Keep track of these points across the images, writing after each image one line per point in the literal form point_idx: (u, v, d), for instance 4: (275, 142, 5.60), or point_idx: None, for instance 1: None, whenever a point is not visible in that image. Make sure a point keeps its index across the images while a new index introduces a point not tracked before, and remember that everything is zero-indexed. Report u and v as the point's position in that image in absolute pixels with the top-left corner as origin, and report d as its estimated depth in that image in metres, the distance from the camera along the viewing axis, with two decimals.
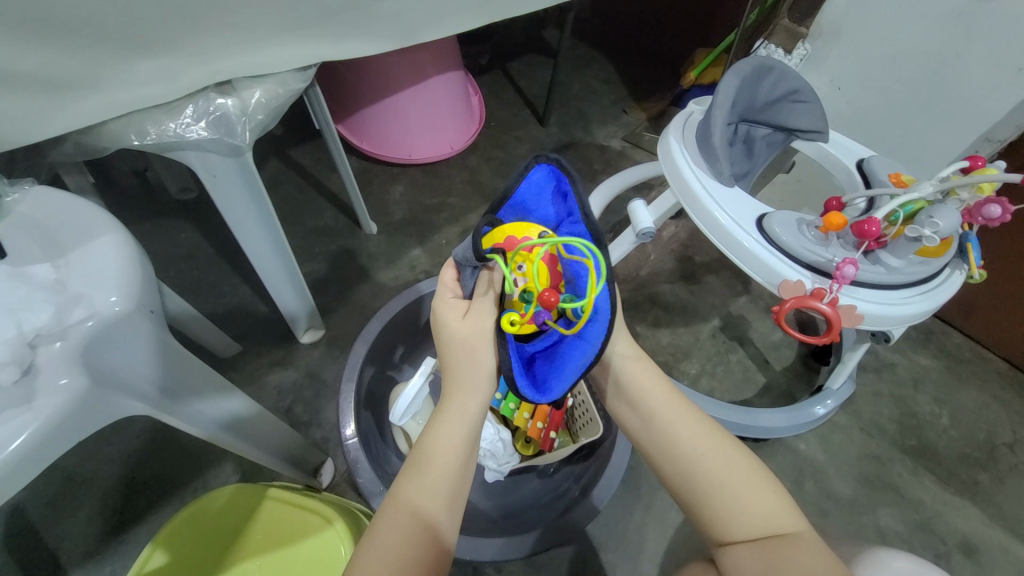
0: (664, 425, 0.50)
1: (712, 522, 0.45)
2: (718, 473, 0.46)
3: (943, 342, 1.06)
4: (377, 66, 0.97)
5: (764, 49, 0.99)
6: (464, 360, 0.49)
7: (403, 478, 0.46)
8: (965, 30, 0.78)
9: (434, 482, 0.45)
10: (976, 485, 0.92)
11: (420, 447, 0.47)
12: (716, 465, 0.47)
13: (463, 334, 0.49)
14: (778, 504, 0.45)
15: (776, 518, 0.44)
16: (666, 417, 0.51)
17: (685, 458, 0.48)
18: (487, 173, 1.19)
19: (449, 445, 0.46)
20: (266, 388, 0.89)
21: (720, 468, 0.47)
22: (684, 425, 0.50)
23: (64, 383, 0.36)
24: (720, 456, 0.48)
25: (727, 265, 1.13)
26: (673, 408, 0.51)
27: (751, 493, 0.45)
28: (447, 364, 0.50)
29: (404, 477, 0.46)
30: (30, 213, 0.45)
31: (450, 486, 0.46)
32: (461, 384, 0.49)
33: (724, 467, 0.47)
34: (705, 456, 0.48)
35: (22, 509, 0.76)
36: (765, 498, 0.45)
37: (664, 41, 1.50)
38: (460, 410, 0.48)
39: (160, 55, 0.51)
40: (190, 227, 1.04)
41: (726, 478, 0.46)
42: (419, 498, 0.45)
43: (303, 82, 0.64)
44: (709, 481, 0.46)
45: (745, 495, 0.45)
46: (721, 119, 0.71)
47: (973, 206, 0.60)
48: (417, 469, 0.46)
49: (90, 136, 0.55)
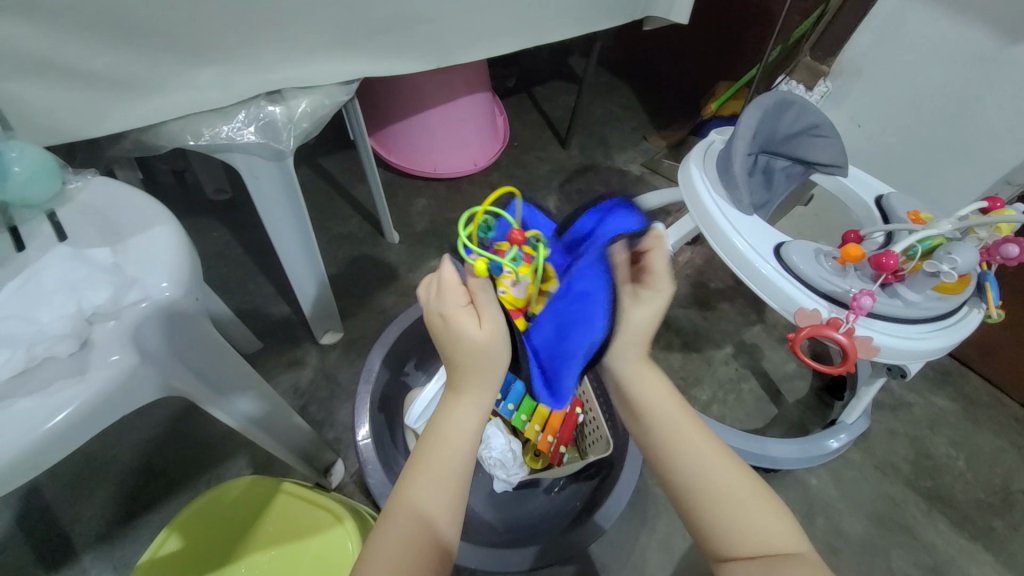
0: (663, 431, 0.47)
1: (713, 535, 0.43)
2: (718, 485, 0.44)
3: (961, 384, 1.05)
4: (410, 83, 1.02)
5: (785, 84, 1.04)
6: (466, 350, 0.44)
7: (412, 478, 0.44)
8: (987, 74, 0.80)
9: (435, 479, 0.43)
10: (992, 532, 0.90)
11: (429, 435, 0.45)
12: (716, 475, 0.45)
13: (457, 333, 0.44)
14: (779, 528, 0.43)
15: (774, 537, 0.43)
16: (672, 423, 0.48)
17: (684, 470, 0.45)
18: (509, 190, 1.23)
19: (456, 433, 0.45)
20: (283, 387, 0.91)
21: (722, 479, 0.45)
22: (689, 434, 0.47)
23: (114, 359, 0.38)
24: (720, 466, 0.46)
25: (742, 293, 1.14)
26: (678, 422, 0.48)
27: (751, 505, 0.44)
28: (450, 357, 0.46)
29: (410, 475, 0.44)
30: (90, 200, 0.48)
31: (451, 473, 0.44)
32: (466, 377, 0.45)
33: (724, 481, 0.45)
34: (709, 470, 0.45)
35: (41, 488, 0.78)
36: (759, 510, 0.44)
37: (687, 73, 1.54)
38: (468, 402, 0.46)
39: (219, 63, 0.55)
40: (222, 227, 1.08)
41: (726, 489, 0.44)
42: (426, 497, 0.43)
43: (346, 95, 0.67)
44: (709, 493, 0.44)
45: (746, 507, 0.44)
46: (742, 149, 0.73)
47: (991, 245, 0.61)
48: (422, 465, 0.44)
49: (148, 133, 0.59)
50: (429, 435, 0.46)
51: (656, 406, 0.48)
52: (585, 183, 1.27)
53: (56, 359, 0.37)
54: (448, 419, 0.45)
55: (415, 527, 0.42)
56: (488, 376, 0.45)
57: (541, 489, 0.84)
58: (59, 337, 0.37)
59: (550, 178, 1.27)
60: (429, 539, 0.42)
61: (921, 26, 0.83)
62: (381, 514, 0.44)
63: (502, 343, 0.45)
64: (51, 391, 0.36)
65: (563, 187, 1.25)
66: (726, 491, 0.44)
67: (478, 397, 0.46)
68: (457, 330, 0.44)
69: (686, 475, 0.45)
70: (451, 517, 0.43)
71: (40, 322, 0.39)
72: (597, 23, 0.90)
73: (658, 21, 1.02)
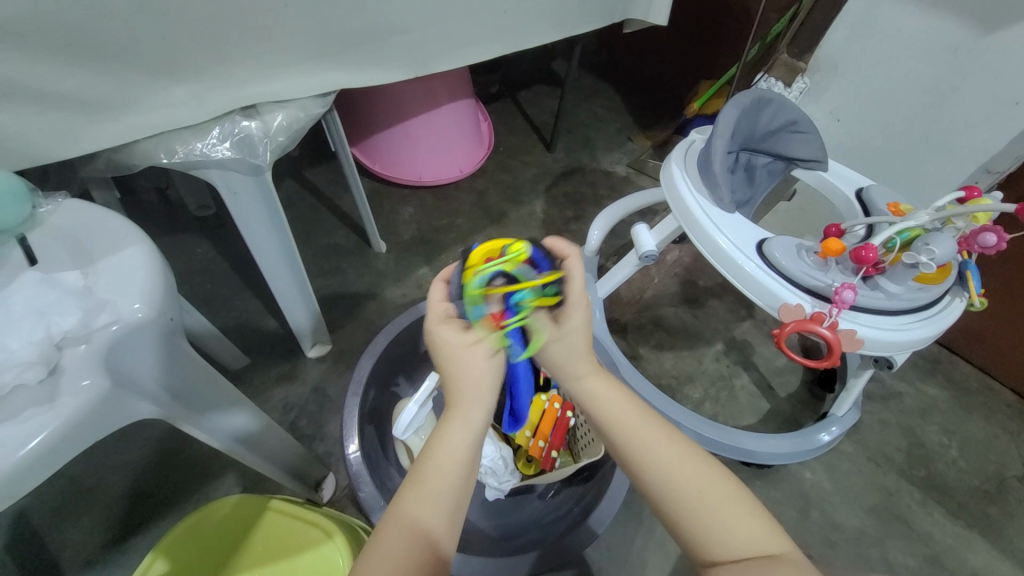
0: (631, 449, 0.47)
1: (695, 541, 0.43)
2: (691, 489, 0.44)
3: (950, 372, 1.06)
4: (391, 93, 1.02)
5: (764, 81, 1.02)
6: (465, 383, 0.48)
7: (406, 493, 0.44)
8: (962, 65, 0.81)
9: (435, 499, 0.43)
10: (987, 519, 0.90)
11: (426, 455, 0.45)
12: (689, 481, 0.45)
13: (469, 355, 0.48)
14: (757, 527, 0.43)
15: (756, 538, 0.42)
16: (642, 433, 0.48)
17: (653, 477, 0.46)
18: (495, 195, 1.23)
19: (453, 454, 0.45)
20: (272, 403, 0.90)
21: (694, 481, 0.45)
22: (655, 439, 0.47)
23: (86, 384, 0.37)
24: (690, 465, 0.46)
25: (731, 290, 1.14)
26: (647, 429, 0.48)
27: (726, 505, 0.44)
28: (450, 390, 0.48)
29: (408, 493, 0.44)
30: (62, 223, 0.48)
31: (450, 494, 0.44)
32: (461, 403, 0.47)
33: (696, 483, 0.45)
34: (678, 473, 0.45)
35: (27, 514, 0.77)
36: (740, 512, 0.43)
37: (670, 72, 1.55)
38: (467, 422, 0.47)
39: (192, 80, 0.55)
40: (207, 243, 1.07)
41: (699, 494, 0.44)
42: (422, 513, 0.43)
43: (323, 107, 0.67)
44: (679, 498, 0.44)
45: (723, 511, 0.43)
46: (721, 147, 0.73)
47: (969, 235, 0.62)
48: (420, 486, 0.44)
49: (122, 153, 0.58)
50: (424, 458, 0.45)
51: (621, 419, 0.49)
52: (571, 186, 1.27)
53: (25, 387, 0.36)
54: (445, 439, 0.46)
55: (414, 541, 0.42)
56: (474, 401, 0.47)
57: (535, 495, 0.84)
58: (27, 365, 0.37)
59: (536, 182, 1.27)
60: (430, 555, 0.41)
61: (894, 21, 0.84)
62: (374, 531, 0.43)
63: (487, 374, 0.48)
64: (20, 419, 0.35)
65: (550, 190, 1.26)
66: (700, 498, 0.44)
67: (466, 420, 0.47)
68: (451, 360, 0.48)
69: (659, 484, 0.45)
70: (448, 527, 0.43)
71: (10, 348, 0.38)
72: (574, 27, 0.91)
73: (636, 23, 1.03)
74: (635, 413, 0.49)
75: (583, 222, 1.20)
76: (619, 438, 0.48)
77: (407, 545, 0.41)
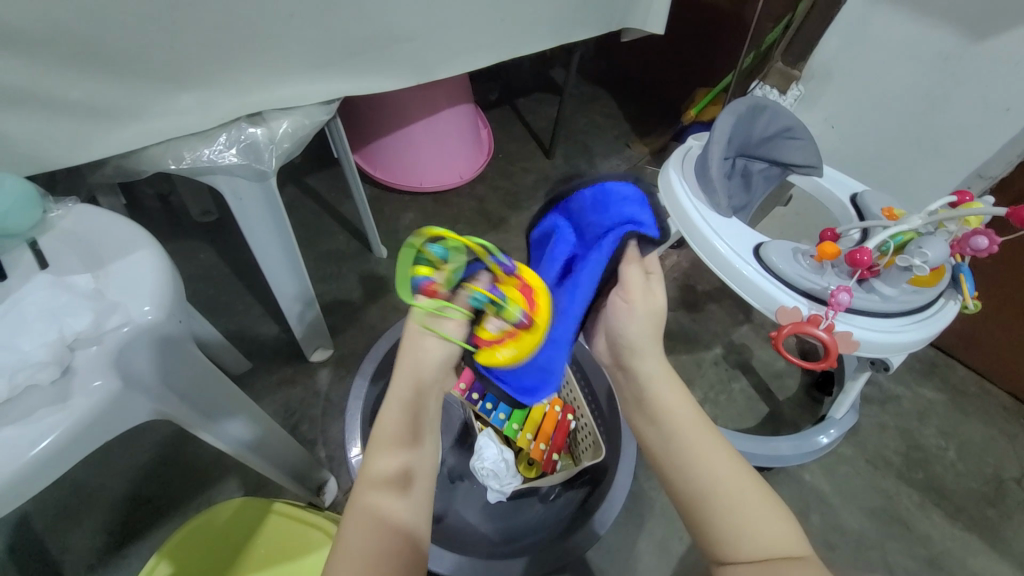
0: (680, 448, 0.47)
1: (719, 538, 0.44)
2: (728, 491, 0.45)
3: (947, 375, 1.06)
4: (393, 101, 1.04)
5: (760, 88, 1.04)
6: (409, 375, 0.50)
7: (364, 484, 0.45)
8: (952, 73, 0.82)
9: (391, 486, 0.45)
10: (986, 521, 0.91)
11: (379, 447, 0.47)
12: (728, 482, 0.46)
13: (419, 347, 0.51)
14: (781, 531, 0.44)
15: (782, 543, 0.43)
16: (685, 430, 0.48)
17: (694, 476, 0.46)
18: (495, 201, 1.24)
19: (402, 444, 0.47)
20: (273, 407, 0.90)
21: (731, 484, 0.45)
22: (700, 443, 0.48)
23: (97, 385, 0.38)
24: (729, 469, 0.46)
25: (729, 294, 1.15)
26: (695, 430, 0.48)
27: (758, 511, 0.44)
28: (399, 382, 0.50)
29: (365, 484, 0.45)
30: (72, 227, 0.49)
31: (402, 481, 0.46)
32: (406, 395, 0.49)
33: (733, 485, 0.45)
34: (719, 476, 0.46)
35: (28, 519, 0.77)
36: (769, 518, 0.45)
37: (667, 80, 1.58)
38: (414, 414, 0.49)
39: (200, 87, 0.56)
40: (209, 248, 1.08)
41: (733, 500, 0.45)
42: (381, 500, 0.44)
43: (327, 114, 0.68)
44: (715, 498, 0.45)
45: (755, 517, 0.44)
46: (718, 152, 0.75)
47: (961, 238, 0.63)
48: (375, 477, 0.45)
49: (129, 159, 0.59)
50: (377, 451, 0.47)
51: (666, 414, 0.49)
52: None
53: (38, 387, 0.37)
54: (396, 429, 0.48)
55: (376, 526, 0.43)
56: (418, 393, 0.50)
57: (537, 497, 0.83)
58: (41, 365, 0.38)
59: (536, 188, 1.28)
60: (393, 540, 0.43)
61: (885, 30, 0.86)
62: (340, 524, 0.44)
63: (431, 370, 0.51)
64: (33, 420, 0.36)
65: (549, 196, 1.27)
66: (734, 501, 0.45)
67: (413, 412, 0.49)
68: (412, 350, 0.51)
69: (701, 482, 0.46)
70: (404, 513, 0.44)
71: (23, 350, 0.39)
72: (573, 35, 0.92)
73: (634, 32, 1.05)
74: (687, 412, 0.49)
75: None
76: (668, 432, 0.48)
77: (368, 530, 0.43)
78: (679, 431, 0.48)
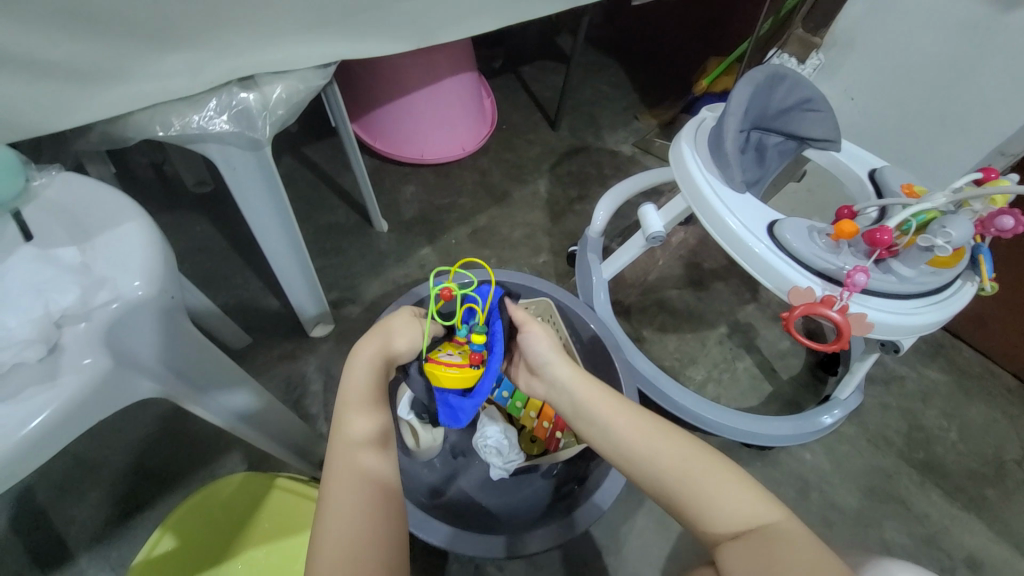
0: (618, 443, 0.49)
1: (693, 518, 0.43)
2: (676, 467, 0.46)
3: (953, 356, 1.05)
4: (392, 67, 0.99)
5: (778, 57, 1.00)
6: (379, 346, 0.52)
7: (337, 449, 0.45)
8: (984, 41, 0.78)
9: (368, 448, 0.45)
10: (984, 500, 0.92)
11: (347, 414, 0.47)
12: (674, 457, 0.46)
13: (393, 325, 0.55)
14: (746, 497, 0.43)
15: (751, 506, 0.43)
16: (612, 420, 0.51)
17: (641, 462, 0.47)
18: (498, 174, 1.21)
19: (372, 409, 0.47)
20: (274, 381, 0.90)
21: (678, 457, 0.46)
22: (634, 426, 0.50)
23: (87, 362, 0.37)
24: (671, 443, 0.48)
25: (736, 273, 1.13)
26: (627, 415, 0.51)
27: (711, 474, 0.45)
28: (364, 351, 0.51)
29: (338, 449, 0.45)
30: (57, 198, 0.46)
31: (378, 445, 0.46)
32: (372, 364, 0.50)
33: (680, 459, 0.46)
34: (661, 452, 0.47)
35: (34, 490, 0.78)
36: (727, 484, 0.44)
37: (678, 48, 1.51)
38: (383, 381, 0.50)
39: (187, 49, 0.53)
40: (206, 220, 1.05)
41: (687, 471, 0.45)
42: (364, 460, 0.44)
43: (323, 79, 0.65)
44: (670, 476, 0.45)
45: (713, 484, 0.44)
46: (733, 125, 0.71)
47: (985, 217, 0.61)
48: (346, 442, 0.45)
49: (116, 125, 0.57)
50: (346, 417, 0.46)
51: (593, 415, 0.52)
52: (576, 165, 1.25)
53: (26, 365, 0.36)
54: (367, 394, 0.48)
55: (361, 484, 0.43)
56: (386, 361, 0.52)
57: (538, 474, 0.84)
58: (27, 343, 0.36)
59: (540, 160, 1.24)
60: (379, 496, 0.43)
61: None
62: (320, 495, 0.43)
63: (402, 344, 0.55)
64: (22, 398, 0.34)
65: (554, 169, 1.23)
66: (688, 473, 0.45)
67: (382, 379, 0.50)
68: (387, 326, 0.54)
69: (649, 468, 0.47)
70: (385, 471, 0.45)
71: (7, 327, 0.37)
72: None
73: None
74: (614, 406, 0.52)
75: (588, 202, 1.18)
76: (602, 429, 0.51)
77: (351, 489, 0.43)
78: (610, 426, 0.51)
